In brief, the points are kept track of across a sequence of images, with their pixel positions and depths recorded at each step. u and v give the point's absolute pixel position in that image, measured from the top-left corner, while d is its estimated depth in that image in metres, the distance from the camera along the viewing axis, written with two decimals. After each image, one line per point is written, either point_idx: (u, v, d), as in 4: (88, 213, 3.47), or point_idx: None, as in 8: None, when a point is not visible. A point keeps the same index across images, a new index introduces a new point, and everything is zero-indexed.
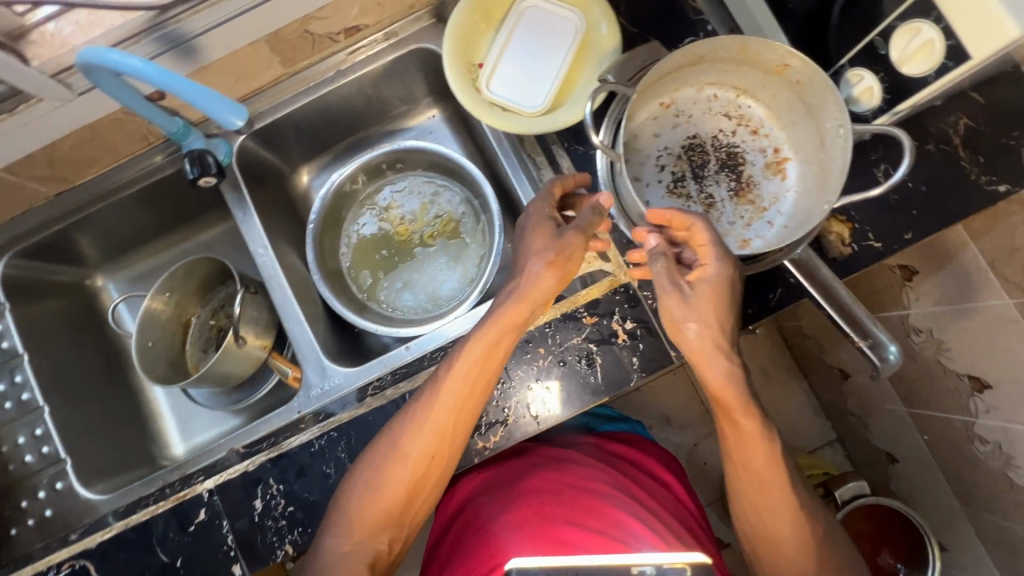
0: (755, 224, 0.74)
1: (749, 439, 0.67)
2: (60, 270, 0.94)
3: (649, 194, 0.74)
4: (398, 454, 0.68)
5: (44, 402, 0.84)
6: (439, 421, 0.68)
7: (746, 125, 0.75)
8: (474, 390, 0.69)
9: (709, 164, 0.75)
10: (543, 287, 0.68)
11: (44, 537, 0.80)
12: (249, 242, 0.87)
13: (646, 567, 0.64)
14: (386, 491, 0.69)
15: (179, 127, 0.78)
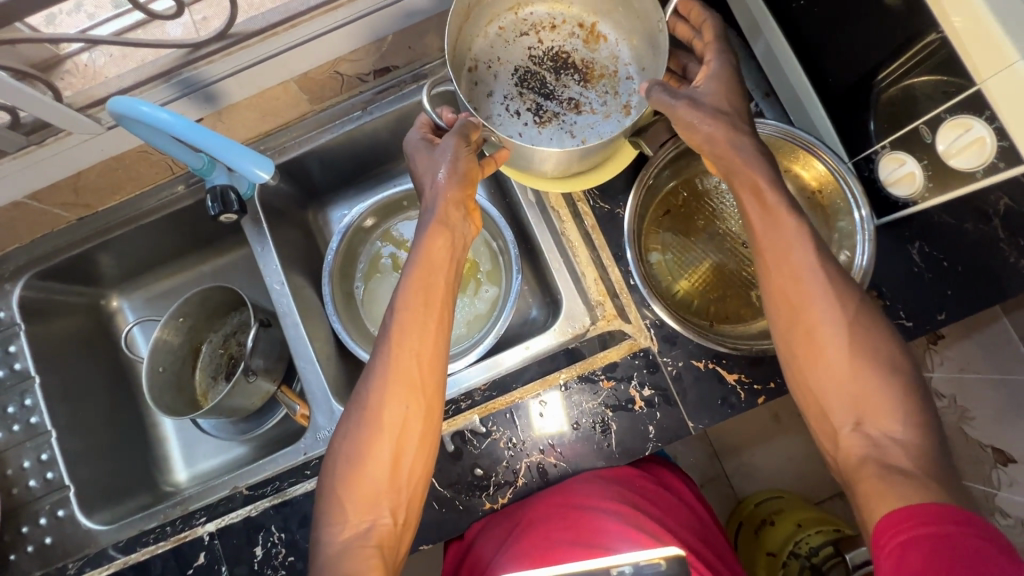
0: (620, 88, 0.72)
1: (775, 219, 0.60)
2: (78, 291, 0.94)
3: (530, 132, 0.71)
4: (370, 414, 0.63)
5: (51, 427, 0.84)
6: (402, 370, 0.64)
7: (557, 31, 0.74)
8: (433, 326, 0.66)
9: (548, 74, 0.73)
10: (454, 193, 0.68)
11: (43, 564, 0.79)
12: (266, 276, 0.86)
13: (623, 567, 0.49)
14: (371, 451, 0.63)
15: (205, 162, 0.77)
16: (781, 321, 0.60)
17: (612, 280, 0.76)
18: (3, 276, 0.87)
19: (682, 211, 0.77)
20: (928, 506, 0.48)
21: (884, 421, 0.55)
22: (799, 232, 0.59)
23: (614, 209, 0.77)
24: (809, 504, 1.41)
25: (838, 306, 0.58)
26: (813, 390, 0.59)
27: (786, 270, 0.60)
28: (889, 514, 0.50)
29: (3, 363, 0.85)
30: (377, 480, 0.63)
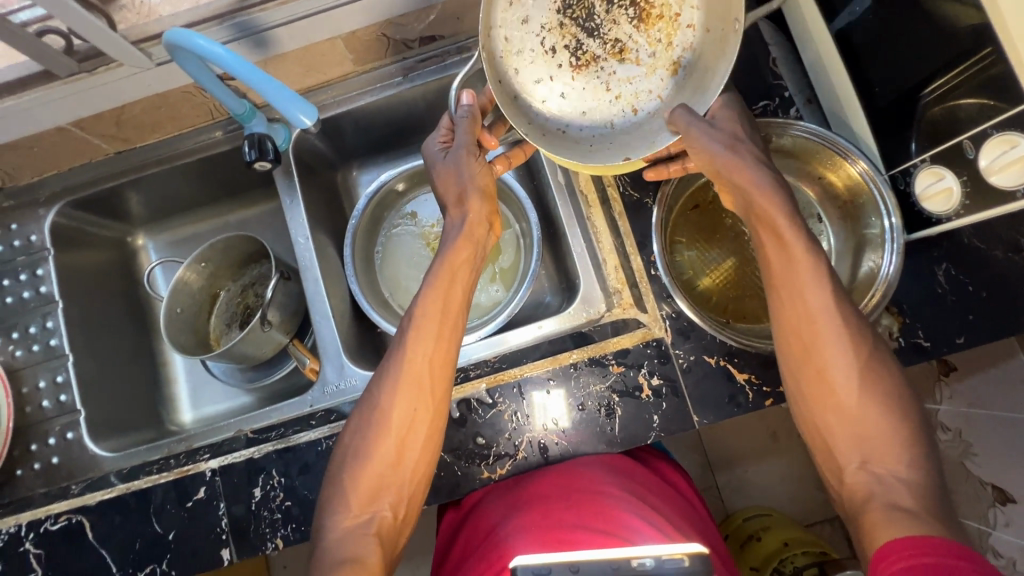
0: (675, 36, 0.70)
1: (792, 259, 0.63)
2: (106, 224, 0.96)
3: (565, 82, 0.72)
4: (379, 409, 0.66)
5: (69, 351, 0.85)
6: (415, 371, 0.67)
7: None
8: (444, 331, 0.69)
9: (596, 7, 0.71)
10: (479, 212, 0.75)
11: (48, 482, 0.81)
12: (292, 229, 0.87)
13: (645, 560, 0.54)
14: (377, 445, 0.65)
15: (246, 109, 0.78)
16: (791, 354, 0.63)
17: (633, 268, 0.76)
18: (38, 200, 0.88)
19: (711, 210, 0.78)
20: (928, 540, 0.49)
21: (888, 461, 0.58)
22: (812, 272, 0.62)
23: (642, 199, 0.77)
24: (797, 525, 1.40)
25: (849, 347, 0.61)
26: (821, 427, 0.62)
27: (799, 307, 0.63)
28: (888, 542, 0.51)
29: (28, 285, 0.86)
30: (380, 474, 0.65)
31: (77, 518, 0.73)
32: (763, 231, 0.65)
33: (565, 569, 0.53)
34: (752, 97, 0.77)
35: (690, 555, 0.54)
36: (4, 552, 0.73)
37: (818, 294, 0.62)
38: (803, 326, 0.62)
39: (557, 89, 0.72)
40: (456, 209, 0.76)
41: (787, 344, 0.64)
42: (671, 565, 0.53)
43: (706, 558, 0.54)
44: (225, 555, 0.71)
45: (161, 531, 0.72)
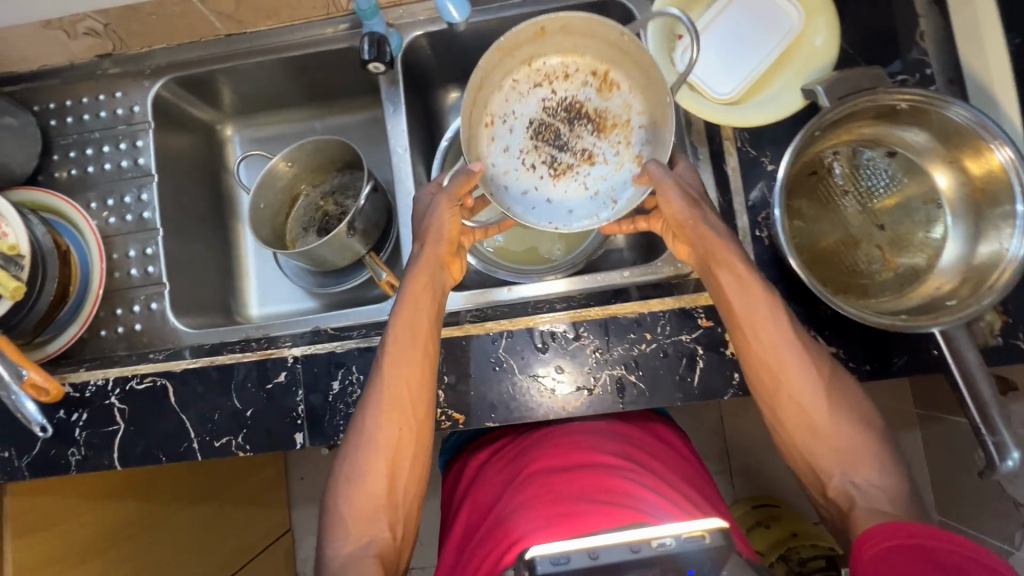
0: (632, 140, 0.75)
1: (752, 300, 0.66)
2: (200, 108, 0.96)
3: (545, 186, 0.76)
4: (363, 440, 0.68)
5: (159, 226, 0.87)
6: (393, 399, 0.68)
7: (568, 80, 0.76)
8: (415, 351, 0.69)
9: (562, 126, 0.77)
10: (434, 249, 0.73)
11: (130, 346, 0.84)
12: (393, 139, 0.87)
13: (666, 539, 0.53)
14: (363, 478, 0.67)
15: (370, 7, 0.76)
16: (760, 387, 0.67)
17: (736, 227, 0.74)
18: (143, 71, 0.88)
19: (829, 177, 0.72)
20: (917, 525, 0.54)
21: (863, 468, 0.64)
22: (772, 318, 0.66)
23: (760, 156, 0.74)
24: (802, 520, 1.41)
25: (808, 378, 0.66)
26: (802, 449, 0.67)
27: (768, 354, 0.66)
28: (878, 527, 0.56)
29: (127, 155, 0.87)
30: (366, 508, 0.67)
31: (162, 382, 0.76)
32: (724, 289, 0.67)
33: (584, 555, 0.53)
34: (892, 67, 0.72)
35: (710, 531, 0.53)
36: (90, 402, 0.76)
37: (774, 334, 0.66)
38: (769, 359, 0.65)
39: (542, 197, 0.76)
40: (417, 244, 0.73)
41: (757, 378, 0.67)
42: (692, 544, 0.52)
43: (727, 534, 0.53)
44: (298, 439, 0.74)
45: (240, 407, 0.75)
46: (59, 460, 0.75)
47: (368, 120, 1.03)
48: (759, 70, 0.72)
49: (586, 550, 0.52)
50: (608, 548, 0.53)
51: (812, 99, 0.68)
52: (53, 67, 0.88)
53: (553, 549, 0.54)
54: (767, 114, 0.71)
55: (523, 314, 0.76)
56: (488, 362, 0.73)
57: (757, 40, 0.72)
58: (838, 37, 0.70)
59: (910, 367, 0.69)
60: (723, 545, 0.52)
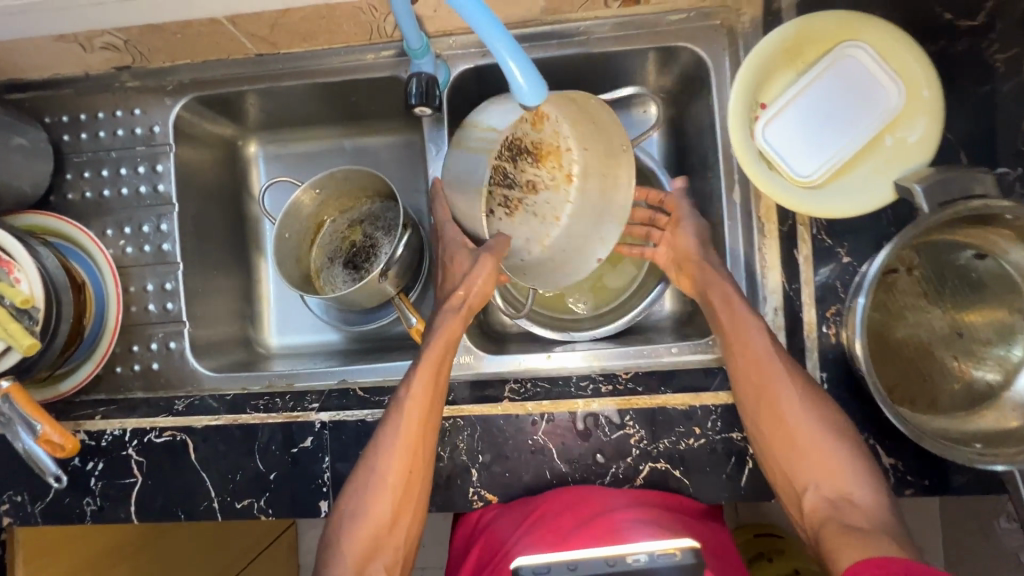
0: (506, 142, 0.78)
1: (737, 324, 0.69)
2: (222, 125, 0.89)
3: (503, 226, 0.79)
4: (372, 470, 0.66)
5: (180, 259, 0.82)
6: (408, 440, 0.66)
7: (525, 141, 0.78)
8: (432, 386, 0.68)
9: (512, 167, 0.79)
10: (474, 295, 0.71)
11: (147, 387, 0.80)
12: (434, 184, 0.80)
13: (639, 555, 0.55)
14: (369, 508, 0.66)
15: (422, 46, 0.69)
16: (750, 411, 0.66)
17: (803, 319, 0.70)
18: (164, 88, 0.81)
19: (908, 277, 0.68)
20: (898, 561, 0.51)
21: (840, 485, 0.63)
22: (778, 372, 0.66)
23: (835, 247, 0.68)
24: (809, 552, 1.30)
25: (800, 410, 0.65)
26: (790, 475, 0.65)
27: (762, 393, 0.66)
28: (858, 564, 0.53)
29: (146, 180, 0.81)
30: (370, 535, 0.65)
31: (182, 437, 0.73)
32: (746, 349, 0.67)
33: (564, 567, 0.55)
34: (992, 161, 0.66)
35: (681, 549, 0.56)
36: (107, 452, 0.74)
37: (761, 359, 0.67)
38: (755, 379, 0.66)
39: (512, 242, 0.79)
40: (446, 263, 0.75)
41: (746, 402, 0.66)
42: (663, 560, 0.55)
43: (698, 553, 0.55)
44: (322, 507, 0.71)
45: (263, 470, 0.72)
46: (73, 509, 0.73)
47: (402, 144, 0.96)
48: (846, 156, 0.65)
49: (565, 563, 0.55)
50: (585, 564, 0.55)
51: (907, 197, 0.62)
52: (66, 77, 0.80)
53: (538, 560, 0.57)
54: (856, 207, 0.65)
55: (566, 396, 0.71)
56: (525, 445, 0.70)
57: (849, 118, 0.66)
58: (938, 130, 0.64)
59: (972, 486, 0.66)
60: (692, 563, 0.54)
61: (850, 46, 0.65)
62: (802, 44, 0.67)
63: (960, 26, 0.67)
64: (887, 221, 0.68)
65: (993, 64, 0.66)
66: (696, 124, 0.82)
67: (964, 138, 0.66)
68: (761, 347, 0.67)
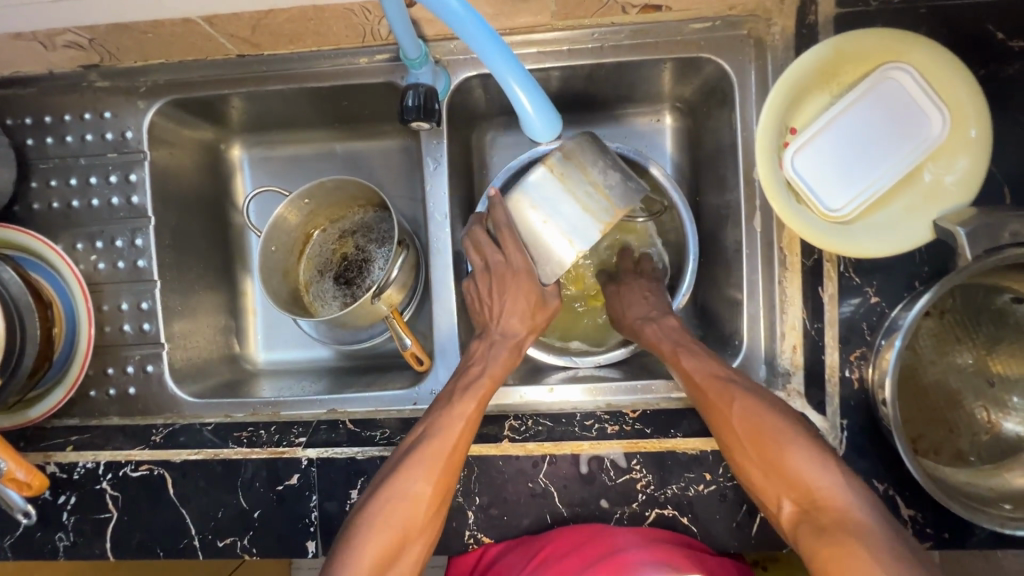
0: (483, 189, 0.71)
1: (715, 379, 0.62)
2: (202, 127, 0.82)
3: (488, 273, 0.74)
4: (404, 479, 0.59)
5: (157, 277, 0.76)
6: (450, 455, 0.60)
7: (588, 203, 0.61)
8: (485, 393, 0.64)
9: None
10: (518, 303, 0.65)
11: (123, 412, 0.75)
12: (432, 201, 0.75)
13: None
14: (388, 517, 0.58)
15: (420, 54, 0.62)
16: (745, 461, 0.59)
17: (825, 361, 0.65)
18: (137, 89, 0.74)
19: (939, 321, 0.63)
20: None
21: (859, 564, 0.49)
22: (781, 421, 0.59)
23: (862, 284, 0.64)
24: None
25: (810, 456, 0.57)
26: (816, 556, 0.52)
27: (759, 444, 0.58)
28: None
29: (118, 190, 0.75)
30: (382, 553, 0.56)
31: (159, 471, 0.69)
32: (728, 407, 0.60)
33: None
34: None
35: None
36: (80, 485, 0.69)
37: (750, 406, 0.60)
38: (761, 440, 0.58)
39: None
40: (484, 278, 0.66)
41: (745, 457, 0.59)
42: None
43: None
44: (310, 548, 0.67)
45: (246, 507, 0.68)
46: (45, 545, 0.68)
47: (397, 149, 0.89)
48: (880, 190, 0.60)
49: None
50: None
51: (948, 239, 0.57)
52: (28, 74, 0.73)
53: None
54: (889, 246, 0.60)
55: (571, 437, 0.67)
56: (526, 488, 0.66)
57: (887, 148, 0.60)
58: (982, 167, 0.58)
59: (993, 539, 0.62)
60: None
61: (893, 69, 0.59)
62: (839, 64, 0.61)
63: (1013, 47, 0.61)
64: (920, 259, 0.63)
65: None
66: (715, 140, 0.76)
67: (1010, 170, 0.61)
68: (745, 416, 0.60)
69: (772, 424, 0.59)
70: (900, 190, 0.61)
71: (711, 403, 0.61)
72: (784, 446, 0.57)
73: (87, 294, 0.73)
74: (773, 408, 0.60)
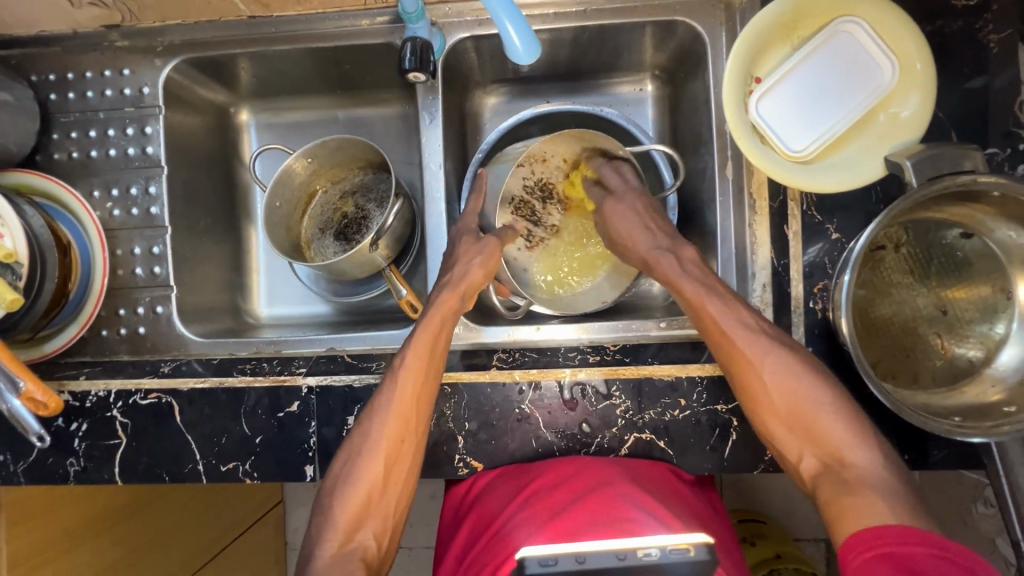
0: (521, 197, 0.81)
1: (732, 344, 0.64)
2: (213, 89, 0.87)
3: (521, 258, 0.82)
4: (361, 431, 0.65)
5: (168, 223, 0.81)
6: (403, 405, 0.65)
7: (545, 164, 0.79)
8: (433, 339, 0.68)
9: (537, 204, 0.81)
10: (473, 276, 0.70)
11: (132, 351, 0.80)
12: (427, 153, 0.80)
13: (652, 550, 0.52)
14: (353, 465, 0.64)
15: (417, 10, 0.69)
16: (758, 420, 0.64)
17: (791, 295, 0.70)
18: (154, 48, 0.80)
19: (895, 254, 0.68)
20: (894, 529, 0.52)
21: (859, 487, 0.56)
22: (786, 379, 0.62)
23: (824, 222, 0.69)
24: (790, 538, 1.23)
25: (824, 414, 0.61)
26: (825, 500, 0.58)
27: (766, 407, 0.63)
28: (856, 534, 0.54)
29: (134, 142, 0.81)
30: (366, 491, 0.63)
31: (167, 399, 0.73)
32: (760, 374, 0.63)
33: (572, 559, 0.52)
34: (981, 140, 0.66)
35: (694, 545, 0.52)
36: (91, 413, 0.73)
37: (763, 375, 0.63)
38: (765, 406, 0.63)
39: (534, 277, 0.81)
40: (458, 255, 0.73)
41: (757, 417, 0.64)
42: (677, 556, 0.51)
43: (713, 549, 0.52)
44: (308, 472, 0.71)
45: (249, 433, 0.72)
46: (57, 470, 0.72)
47: (395, 116, 0.94)
48: (837, 131, 0.66)
49: (574, 556, 0.52)
50: (594, 557, 0.52)
51: (897, 172, 0.62)
52: (54, 34, 0.79)
53: (542, 551, 0.53)
54: (847, 181, 0.65)
55: (556, 366, 0.72)
56: (512, 413, 0.71)
57: (843, 93, 0.66)
58: (928, 107, 0.64)
59: (949, 460, 0.66)
60: (707, 559, 0.51)
61: (846, 21, 0.65)
62: (799, 18, 0.67)
63: (956, 5, 0.67)
64: (876, 198, 0.69)
65: (987, 43, 0.67)
66: (692, 101, 0.81)
67: (954, 117, 0.67)
68: (785, 392, 0.62)
69: (807, 392, 0.62)
70: (856, 131, 0.67)
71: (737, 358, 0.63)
72: (815, 412, 0.61)
73: (104, 243, 0.77)
74: (804, 379, 0.62)
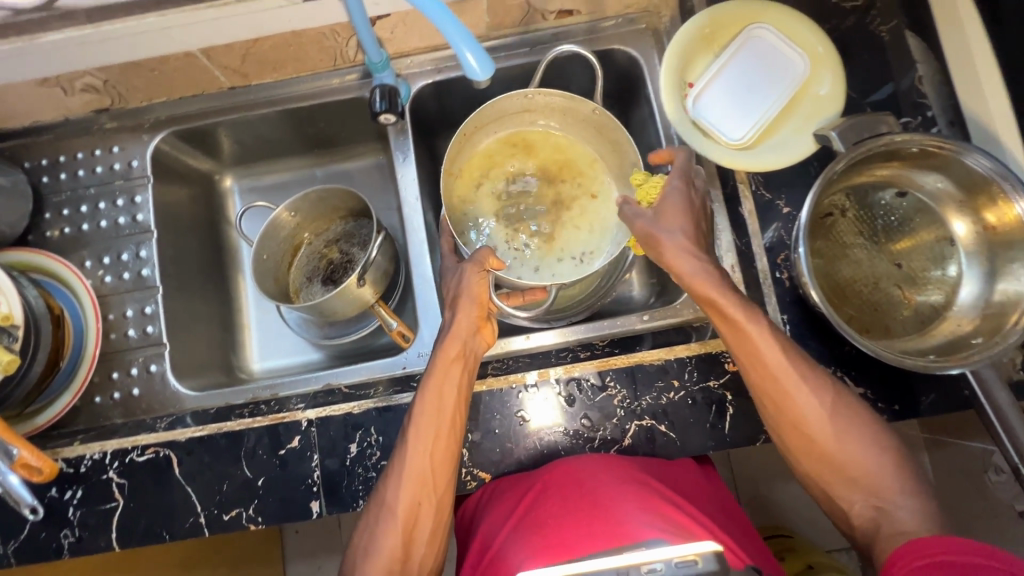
0: (505, 212, 0.88)
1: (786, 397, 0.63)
2: (197, 157, 0.93)
3: (537, 255, 0.86)
4: (380, 501, 0.64)
5: (159, 283, 0.83)
6: (417, 469, 0.64)
7: (495, 166, 0.90)
8: (444, 403, 0.66)
9: (518, 203, 0.89)
10: (467, 314, 0.69)
11: (126, 414, 0.79)
12: (404, 186, 0.86)
13: (657, 565, 0.50)
14: (376, 543, 0.63)
15: (382, 60, 0.76)
16: (795, 450, 0.64)
17: (758, 270, 0.74)
18: (142, 125, 0.87)
19: (844, 220, 0.74)
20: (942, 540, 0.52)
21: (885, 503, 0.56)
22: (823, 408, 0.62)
23: (773, 200, 0.76)
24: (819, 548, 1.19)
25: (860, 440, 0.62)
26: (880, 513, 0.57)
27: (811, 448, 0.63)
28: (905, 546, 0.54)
29: (125, 211, 0.85)
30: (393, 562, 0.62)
31: (166, 452, 0.72)
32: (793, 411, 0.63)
33: None
34: (895, 112, 0.75)
35: (701, 555, 0.51)
36: (86, 478, 0.72)
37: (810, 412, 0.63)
38: (802, 441, 0.63)
39: (538, 264, 0.85)
40: (449, 310, 0.71)
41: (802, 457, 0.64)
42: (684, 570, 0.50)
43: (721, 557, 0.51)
44: (314, 508, 0.70)
45: (251, 476, 0.71)
46: (50, 544, 0.70)
47: (371, 166, 1.00)
48: (768, 117, 0.74)
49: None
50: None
51: (826, 143, 0.70)
52: (46, 123, 0.86)
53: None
54: (785, 158, 0.72)
55: (551, 365, 0.74)
56: (512, 419, 0.72)
57: (766, 86, 0.75)
58: (842, 88, 0.73)
59: (938, 405, 0.68)
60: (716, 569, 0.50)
61: (757, 26, 0.75)
62: (717, 29, 0.77)
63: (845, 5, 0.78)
64: (815, 172, 0.76)
65: (879, 34, 0.77)
66: (639, 116, 0.90)
67: (863, 97, 0.76)
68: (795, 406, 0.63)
69: (835, 426, 0.63)
70: (786, 116, 0.75)
71: (778, 394, 0.63)
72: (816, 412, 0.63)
73: (97, 309, 0.79)
74: (846, 419, 0.63)
